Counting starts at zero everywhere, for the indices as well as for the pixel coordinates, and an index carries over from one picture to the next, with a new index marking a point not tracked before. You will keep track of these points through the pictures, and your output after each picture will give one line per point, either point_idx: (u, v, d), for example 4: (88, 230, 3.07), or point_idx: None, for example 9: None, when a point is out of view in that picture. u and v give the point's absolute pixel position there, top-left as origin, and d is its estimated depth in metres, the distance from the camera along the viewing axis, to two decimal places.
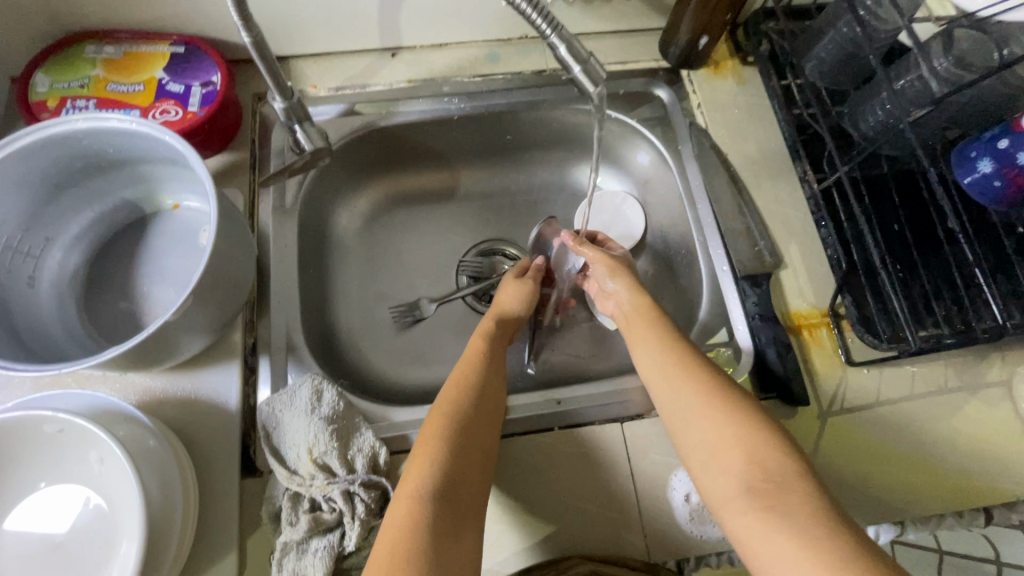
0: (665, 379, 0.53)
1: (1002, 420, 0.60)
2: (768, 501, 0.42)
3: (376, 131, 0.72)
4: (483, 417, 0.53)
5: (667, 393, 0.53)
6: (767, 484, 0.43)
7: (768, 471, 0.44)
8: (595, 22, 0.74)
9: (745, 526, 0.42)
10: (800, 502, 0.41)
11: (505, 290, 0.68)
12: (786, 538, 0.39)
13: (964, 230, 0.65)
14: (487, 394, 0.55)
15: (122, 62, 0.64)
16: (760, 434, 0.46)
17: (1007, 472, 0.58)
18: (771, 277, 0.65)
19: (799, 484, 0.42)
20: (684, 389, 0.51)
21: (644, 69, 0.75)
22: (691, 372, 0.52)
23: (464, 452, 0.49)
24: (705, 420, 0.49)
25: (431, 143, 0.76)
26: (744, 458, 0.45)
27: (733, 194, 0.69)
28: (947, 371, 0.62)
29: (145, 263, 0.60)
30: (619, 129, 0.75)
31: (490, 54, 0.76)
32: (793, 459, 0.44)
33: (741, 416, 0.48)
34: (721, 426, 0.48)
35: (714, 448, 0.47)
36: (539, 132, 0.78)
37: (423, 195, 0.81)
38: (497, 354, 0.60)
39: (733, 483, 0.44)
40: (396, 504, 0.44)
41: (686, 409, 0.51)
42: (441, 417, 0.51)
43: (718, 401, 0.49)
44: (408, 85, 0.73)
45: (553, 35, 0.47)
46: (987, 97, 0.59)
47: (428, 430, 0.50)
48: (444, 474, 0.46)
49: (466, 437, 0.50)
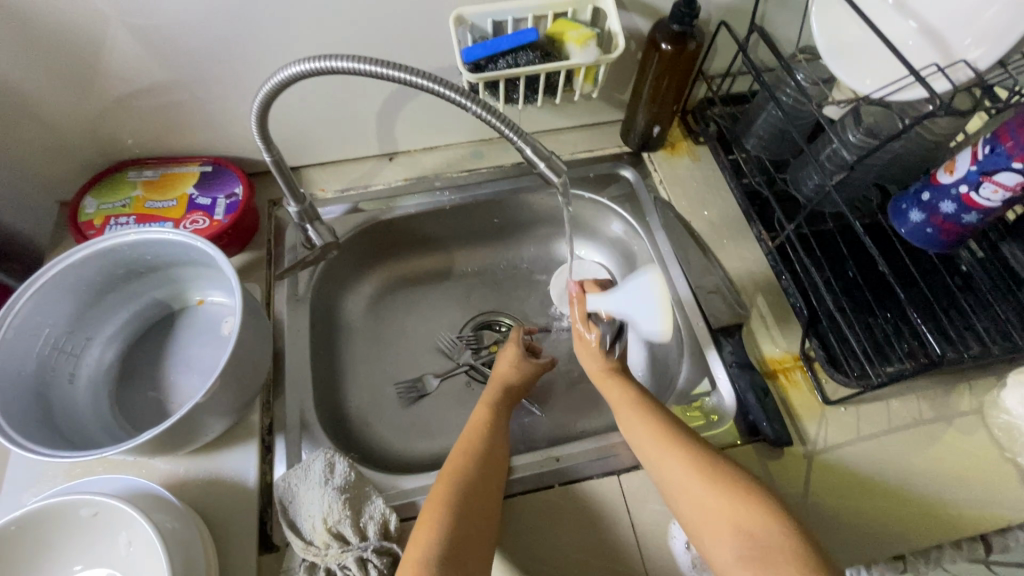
0: (651, 441, 0.57)
1: (980, 447, 0.63)
2: (759, 560, 0.46)
3: (378, 224, 0.82)
4: (482, 492, 0.55)
5: (653, 449, 0.56)
6: (754, 545, 0.47)
7: (755, 528, 0.48)
8: (564, 119, 0.86)
9: None
10: (788, 563, 0.45)
11: (503, 360, 0.73)
12: None
13: (911, 273, 0.72)
14: (487, 466, 0.57)
15: (158, 183, 0.74)
16: (748, 497, 0.50)
17: (993, 499, 0.60)
18: (742, 326, 0.71)
19: (788, 545, 0.46)
20: (673, 453, 0.55)
21: (609, 154, 0.86)
22: (674, 437, 0.56)
23: (471, 522, 0.51)
24: (696, 477, 0.52)
25: (427, 230, 0.86)
26: (730, 518, 0.49)
27: (701, 256, 0.76)
28: (921, 404, 0.65)
29: (171, 355, 0.66)
30: (591, 207, 0.85)
31: (474, 151, 0.87)
32: (781, 519, 0.48)
33: (726, 479, 0.51)
34: (709, 489, 0.51)
35: (707, 507, 0.50)
36: (522, 215, 0.88)
37: (422, 276, 0.89)
38: (499, 423, 0.64)
39: (727, 546, 0.48)
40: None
41: (676, 467, 0.54)
42: (441, 496, 0.53)
43: (706, 465, 0.53)
44: (404, 183, 0.83)
45: (519, 140, 0.56)
46: (908, 152, 0.68)
47: (428, 507, 0.52)
48: (451, 543, 0.49)
49: (471, 505, 0.53)
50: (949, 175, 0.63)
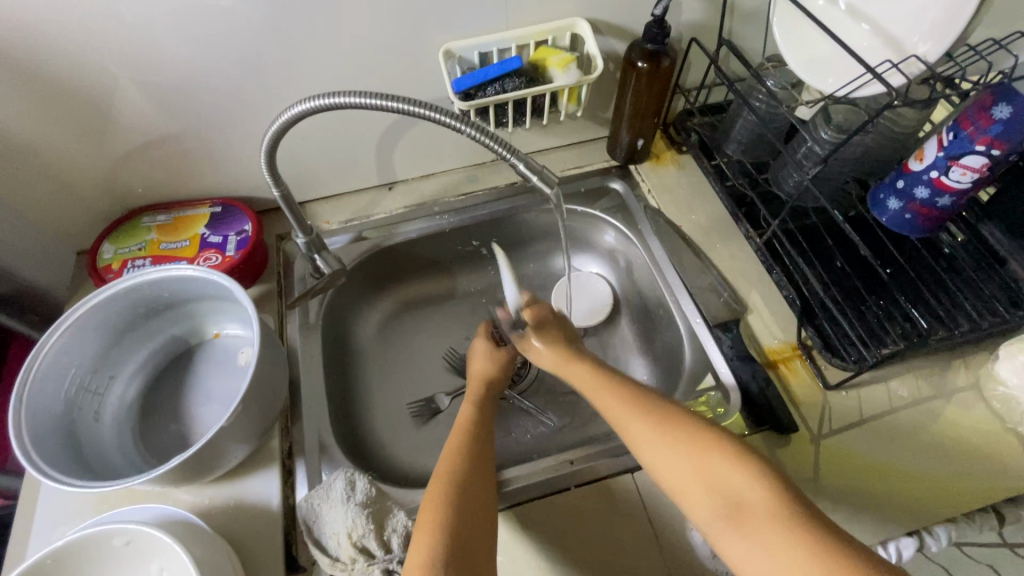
0: (625, 417, 0.57)
1: (979, 420, 0.65)
2: (743, 519, 0.45)
3: (382, 250, 0.85)
4: (476, 480, 0.56)
5: (626, 422, 0.57)
6: (736, 506, 0.47)
7: (736, 489, 0.47)
8: (553, 139, 0.90)
9: (730, 546, 0.46)
10: (767, 514, 0.45)
11: (478, 359, 0.76)
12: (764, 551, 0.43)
13: (897, 259, 0.75)
14: (478, 457, 0.59)
15: (171, 225, 0.77)
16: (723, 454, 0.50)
17: (997, 470, 0.62)
18: (740, 321, 0.73)
19: (766, 496, 0.46)
20: (647, 424, 0.55)
21: (598, 169, 0.90)
22: (644, 410, 0.57)
23: (469, 511, 0.53)
24: (675, 447, 0.52)
25: (429, 253, 0.89)
26: (710, 483, 0.49)
27: (694, 257, 0.79)
28: (920, 382, 0.67)
29: (191, 387, 0.68)
30: (585, 220, 0.89)
31: (469, 176, 0.90)
32: (756, 472, 0.48)
33: (701, 440, 0.52)
34: (683, 454, 0.52)
35: (687, 474, 0.50)
36: (520, 232, 0.91)
37: (428, 298, 0.93)
38: (483, 419, 0.66)
39: (709, 508, 0.48)
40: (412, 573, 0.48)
41: (654, 439, 0.54)
42: (437, 487, 0.55)
43: (682, 430, 0.53)
44: (404, 210, 0.87)
45: (513, 157, 0.59)
46: (881, 145, 0.72)
47: (427, 501, 0.54)
48: (449, 545, 0.50)
49: (466, 495, 0.55)
50: (920, 162, 0.67)
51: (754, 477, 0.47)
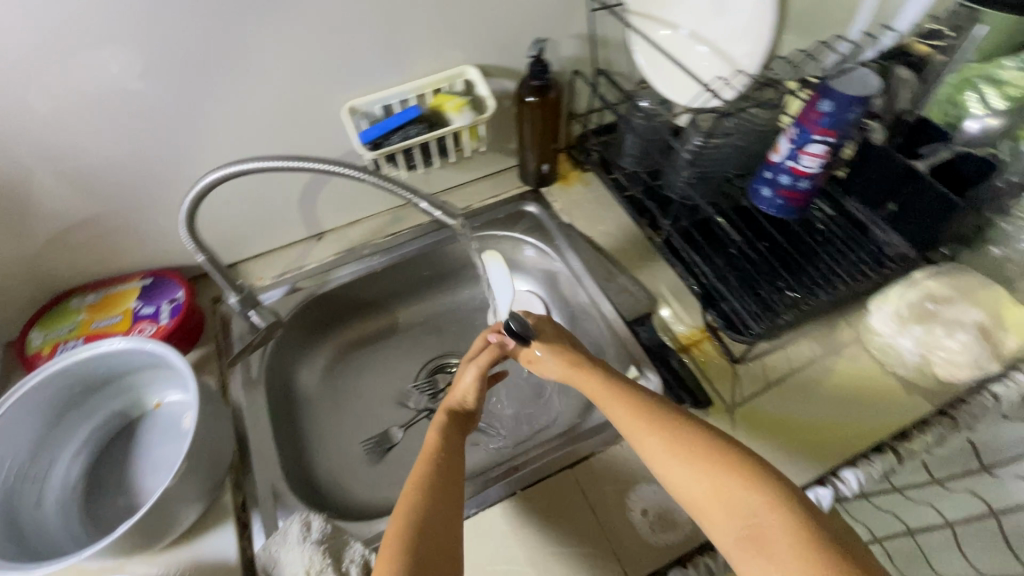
0: (637, 433, 0.57)
1: (865, 369, 0.74)
2: (759, 543, 0.46)
3: (318, 297, 0.88)
4: (439, 513, 0.55)
5: (639, 442, 0.57)
6: (753, 530, 0.47)
7: (754, 512, 0.48)
8: (468, 173, 0.97)
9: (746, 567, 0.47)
10: (782, 538, 0.46)
11: (455, 378, 0.72)
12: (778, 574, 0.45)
13: (780, 238, 0.85)
14: (444, 485, 0.58)
15: (101, 303, 0.79)
16: (737, 475, 0.50)
17: (884, 410, 0.71)
18: (652, 315, 0.81)
19: (780, 520, 0.47)
20: (659, 444, 0.55)
21: (512, 195, 0.98)
22: (654, 428, 0.56)
23: (429, 546, 0.52)
24: (688, 463, 0.53)
25: (365, 294, 0.94)
26: (728, 505, 0.49)
27: (607, 263, 0.87)
28: (812, 344, 0.76)
29: (136, 458, 0.69)
30: (507, 242, 0.95)
31: (394, 217, 0.96)
32: (770, 495, 0.48)
33: (714, 463, 0.52)
34: (698, 475, 0.52)
35: (705, 492, 0.51)
36: (449, 262, 0.97)
37: (370, 337, 0.97)
38: (451, 444, 0.63)
39: (726, 529, 0.49)
40: None
41: (670, 458, 0.54)
42: (397, 524, 0.53)
43: (695, 449, 0.53)
44: (334, 257, 0.91)
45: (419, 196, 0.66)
46: (747, 143, 0.83)
47: (386, 543, 0.52)
48: None
49: (428, 528, 0.53)
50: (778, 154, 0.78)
51: (767, 501, 0.48)
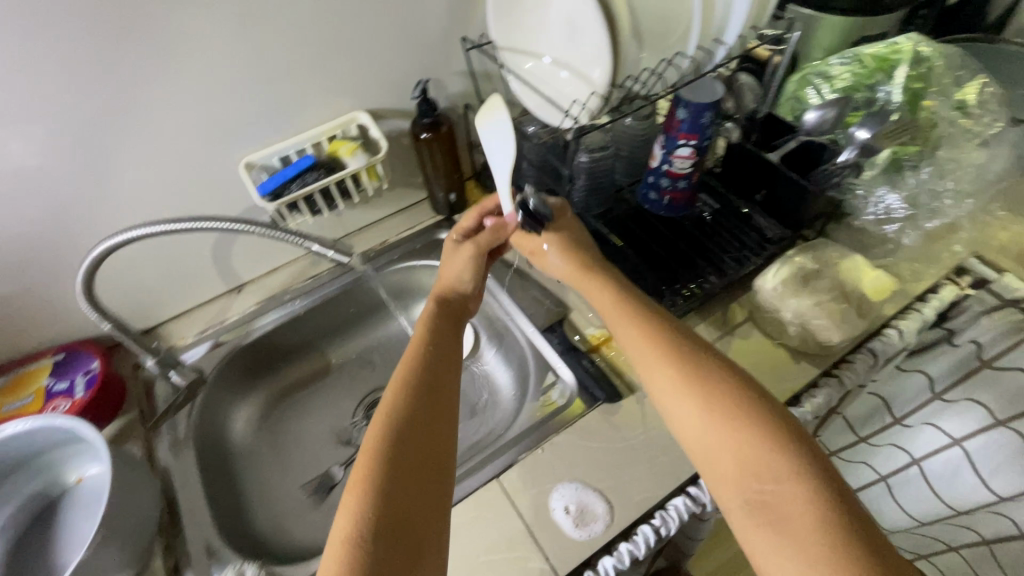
0: (676, 390, 0.55)
1: (757, 344, 0.81)
2: (768, 514, 0.46)
3: (243, 347, 0.89)
4: (423, 430, 0.53)
5: (673, 399, 0.55)
6: (770, 494, 0.47)
7: (776, 482, 0.47)
8: (381, 209, 1.01)
9: (748, 533, 0.47)
10: (803, 516, 0.45)
11: (448, 264, 0.74)
12: (785, 548, 0.44)
13: (674, 229, 0.90)
14: (427, 394, 0.56)
15: (12, 385, 0.78)
16: (768, 446, 0.49)
17: (777, 378, 0.77)
18: (564, 321, 0.86)
19: (803, 499, 0.46)
20: (695, 402, 0.53)
21: (426, 225, 1.02)
22: (695, 382, 0.54)
23: (409, 463, 0.50)
24: (710, 415, 0.52)
25: (293, 338, 0.95)
26: (750, 469, 0.49)
27: (519, 278, 0.92)
28: (708, 328, 0.83)
29: (55, 538, 0.68)
30: (427, 271, 1.00)
31: (313, 260, 0.98)
32: (802, 477, 0.47)
33: (750, 430, 0.50)
34: (728, 437, 0.50)
35: (728, 453, 0.50)
36: (373, 297, 1.00)
37: (303, 380, 0.98)
38: (440, 345, 0.63)
39: (738, 493, 0.49)
40: (334, 545, 0.46)
41: (701, 417, 0.52)
42: (378, 436, 0.52)
43: (735, 413, 0.51)
44: (256, 306, 0.93)
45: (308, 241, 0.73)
46: (628, 152, 0.92)
47: (363, 458, 0.51)
48: (382, 505, 0.47)
49: (408, 442, 0.52)
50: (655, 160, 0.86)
51: (797, 481, 0.47)
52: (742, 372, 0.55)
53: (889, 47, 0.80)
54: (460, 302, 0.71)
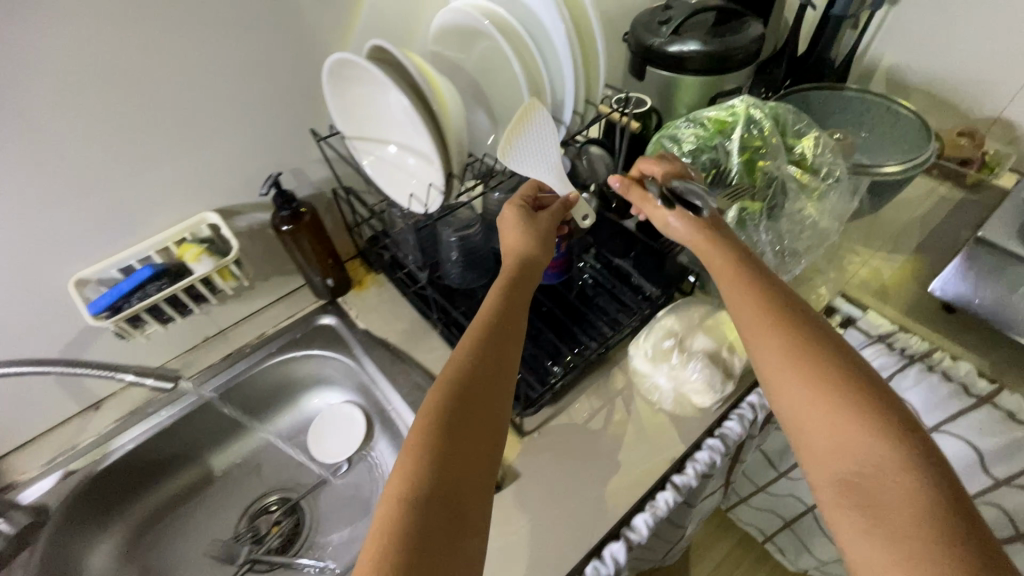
0: (784, 365, 0.55)
1: (639, 410, 0.80)
2: (866, 498, 0.47)
3: (97, 474, 0.81)
4: (471, 413, 0.54)
5: (779, 375, 0.55)
6: (860, 473, 0.48)
7: (877, 464, 0.48)
8: (255, 299, 0.96)
9: (839, 516, 0.48)
10: (900, 506, 0.45)
11: (508, 231, 0.72)
12: (873, 532, 0.45)
13: (553, 297, 0.91)
14: (489, 380, 0.57)
15: None
16: (872, 430, 0.49)
17: (657, 444, 0.76)
18: None
19: (904, 487, 0.46)
20: (808, 379, 0.53)
21: (307, 311, 0.98)
22: (810, 357, 0.54)
23: (460, 451, 0.52)
24: (815, 387, 0.53)
25: (163, 453, 0.87)
26: (848, 449, 0.49)
27: (401, 363, 0.88)
28: (591, 398, 0.82)
29: None
30: (311, 361, 0.95)
31: (183, 363, 0.91)
32: (904, 467, 0.47)
33: (858, 410, 0.50)
34: (834, 417, 0.51)
35: (826, 429, 0.51)
36: (256, 395, 0.94)
37: (179, 495, 0.89)
38: (517, 326, 0.63)
39: (833, 470, 0.50)
40: (385, 501, 0.48)
41: (804, 390, 0.53)
42: (428, 414, 0.53)
43: (843, 395, 0.51)
44: (115, 423, 0.86)
45: None
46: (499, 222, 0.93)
47: (416, 432, 0.52)
48: (433, 483, 0.48)
49: (466, 434, 0.53)
50: None
51: (902, 470, 0.47)
52: (852, 350, 0.55)
53: (727, 110, 0.83)
54: (538, 273, 0.70)
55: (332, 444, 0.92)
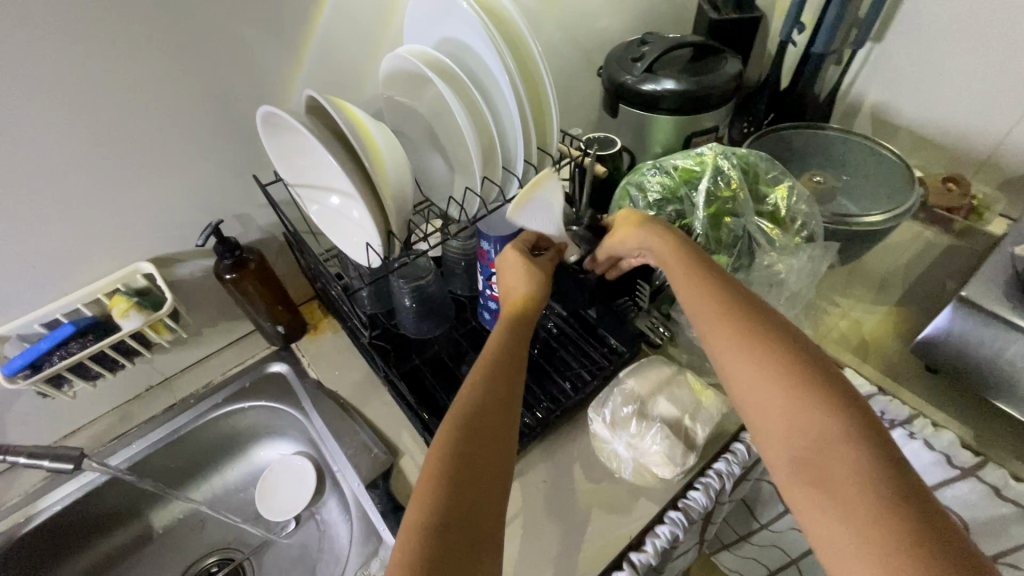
0: (741, 348, 0.52)
1: (597, 478, 0.75)
2: (821, 480, 0.44)
3: (20, 538, 0.76)
4: (492, 434, 0.52)
5: (735, 357, 0.53)
6: (823, 460, 0.45)
7: (834, 444, 0.45)
8: (203, 346, 0.92)
9: (799, 499, 0.45)
10: (856, 484, 0.43)
11: (512, 271, 0.69)
12: (831, 514, 0.43)
13: None
14: (501, 398, 0.55)
15: None
16: (826, 409, 0.47)
17: (615, 519, 0.70)
18: (392, 470, 0.77)
19: (859, 465, 0.44)
20: (761, 357, 0.51)
21: (258, 358, 0.93)
22: (765, 340, 0.52)
23: (478, 478, 0.49)
24: (768, 370, 0.50)
25: (95, 512, 0.82)
26: (802, 431, 0.47)
27: (349, 420, 0.83)
28: (547, 463, 0.76)
29: None
30: (259, 411, 0.90)
31: (122, 415, 0.87)
32: (860, 444, 0.45)
33: (810, 388, 0.48)
34: (781, 397, 0.49)
35: (779, 409, 0.49)
36: (200, 447, 0.89)
37: (112, 557, 0.84)
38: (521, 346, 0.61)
39: (787, 452, 0.47)
40: (403, 532, 0.45)
41: (757, 371, 0.51)
42: (448, 436, 0.50)
43: (799, 375, 0.49)
44: (43, 481, 0.81)
45: (12, 457, 0.65)
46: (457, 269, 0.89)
47: (430, 455, 0.50)
48: (446, 515, 0.45)
49: (478, 457, 0.50)
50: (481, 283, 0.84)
51: (857, 447, 0.44)
52: (805, 339, 0.53)
53: (695, 158, 0.79)
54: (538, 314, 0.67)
55: (276, 502, 0.87)
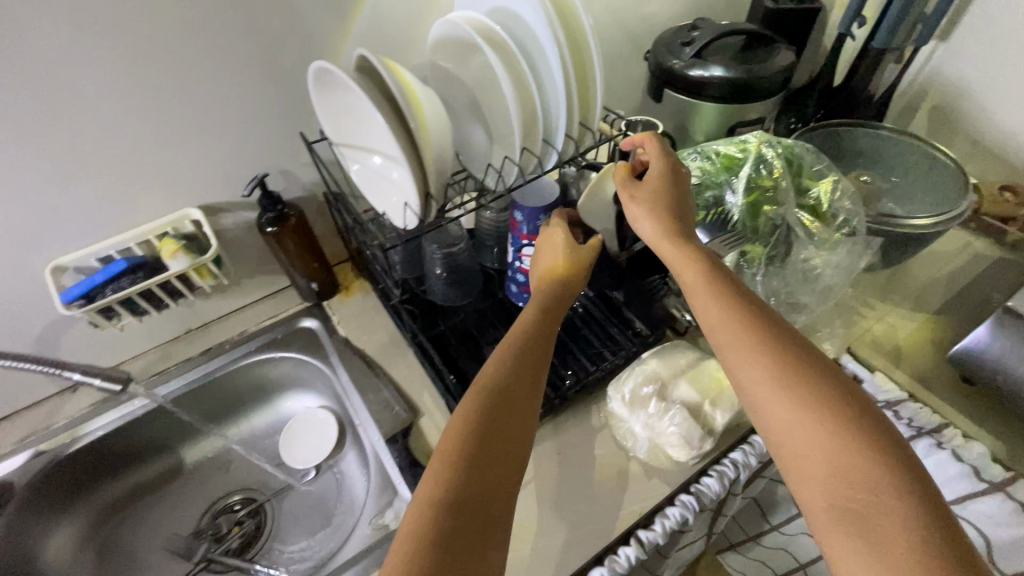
0: (768, 373, 0.49)
1: (611, 455, 0.75)
2: (857, 524, 0.41)
3: (65, 458, 0.82)
4: (512, 427, 0.51)
5: (758, 383, 0.50)
6: (859, 501, 0.42)
7: (872, 487, 0.42)
8: (241, 296, 0.96)
9: (829, 539, 0.42)
10: (895, 532, 0.40)
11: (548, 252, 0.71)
12: (867, 560, 0.40)
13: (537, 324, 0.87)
14: (521, 392, 0.54)
15: None
16: (864, 448, 0.44)
17: (626, 496, 0.71)
18: (411, 427, 0.79)
19: (900, 512, 0.40)
20: (792, 386, 0.48)
21: (291, 312, 0.97)
22: (796, 368, 0.49)
23: (491, 468, 0.48)
24: (799, 402, 0.47)
25: (132, 441, 0.87)
26: (840, 471, 0.43)
27: (373, 377, 0.86)
28: (562, 436, 0.77)
29: None
30: (289, 363, 0.94)
31: (163, 354, 0.92)
32: (900, 489, 0.41)
33: (848, 425, 0.45)
34: (816, 431, 0.45)
35: (812, 445, 0.45)
36: (231, 392, 0.93)
37: (145, 486, 0.89)
38: (543, 335, 0.60)
39: (818, 491, 0.44)
40: (416, 508, 0.45)
41: (787, 401, 0.48)
42: (463, 425, 0.50)
43: (834, 410, 0.46)
44: (88, 408, 0.86)
45: (65, 371, 0.67)
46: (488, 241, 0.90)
47: (447, 441, 0.50)
48: (455, 501, 0.45)
49: (492, 449, 0.49)
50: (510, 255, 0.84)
51: (897, 494, 0.41)
52: (834, 365, 0.49)
53: (738, 145, 0.77)
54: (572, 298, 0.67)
55: (300, 451, 0.89)
